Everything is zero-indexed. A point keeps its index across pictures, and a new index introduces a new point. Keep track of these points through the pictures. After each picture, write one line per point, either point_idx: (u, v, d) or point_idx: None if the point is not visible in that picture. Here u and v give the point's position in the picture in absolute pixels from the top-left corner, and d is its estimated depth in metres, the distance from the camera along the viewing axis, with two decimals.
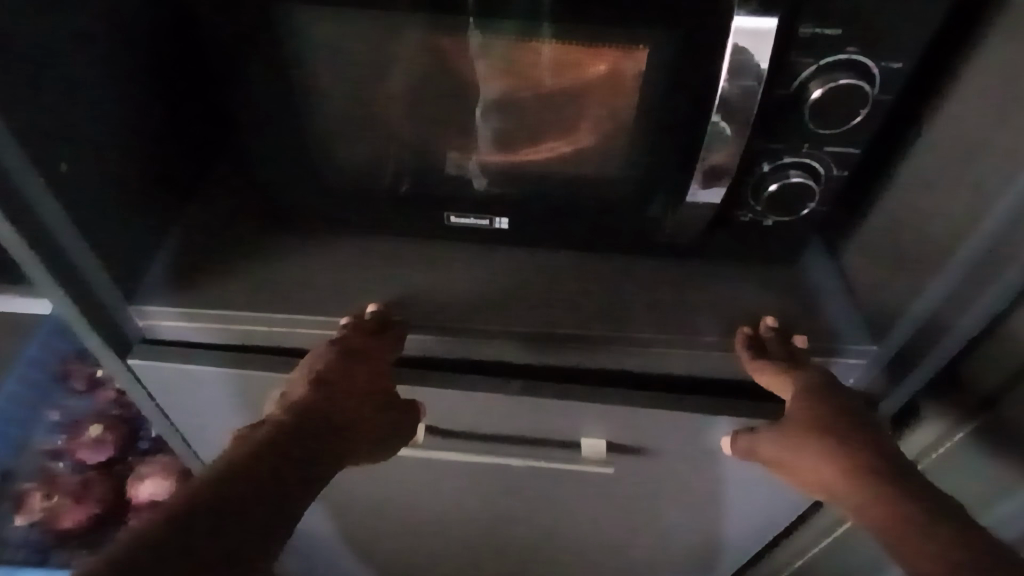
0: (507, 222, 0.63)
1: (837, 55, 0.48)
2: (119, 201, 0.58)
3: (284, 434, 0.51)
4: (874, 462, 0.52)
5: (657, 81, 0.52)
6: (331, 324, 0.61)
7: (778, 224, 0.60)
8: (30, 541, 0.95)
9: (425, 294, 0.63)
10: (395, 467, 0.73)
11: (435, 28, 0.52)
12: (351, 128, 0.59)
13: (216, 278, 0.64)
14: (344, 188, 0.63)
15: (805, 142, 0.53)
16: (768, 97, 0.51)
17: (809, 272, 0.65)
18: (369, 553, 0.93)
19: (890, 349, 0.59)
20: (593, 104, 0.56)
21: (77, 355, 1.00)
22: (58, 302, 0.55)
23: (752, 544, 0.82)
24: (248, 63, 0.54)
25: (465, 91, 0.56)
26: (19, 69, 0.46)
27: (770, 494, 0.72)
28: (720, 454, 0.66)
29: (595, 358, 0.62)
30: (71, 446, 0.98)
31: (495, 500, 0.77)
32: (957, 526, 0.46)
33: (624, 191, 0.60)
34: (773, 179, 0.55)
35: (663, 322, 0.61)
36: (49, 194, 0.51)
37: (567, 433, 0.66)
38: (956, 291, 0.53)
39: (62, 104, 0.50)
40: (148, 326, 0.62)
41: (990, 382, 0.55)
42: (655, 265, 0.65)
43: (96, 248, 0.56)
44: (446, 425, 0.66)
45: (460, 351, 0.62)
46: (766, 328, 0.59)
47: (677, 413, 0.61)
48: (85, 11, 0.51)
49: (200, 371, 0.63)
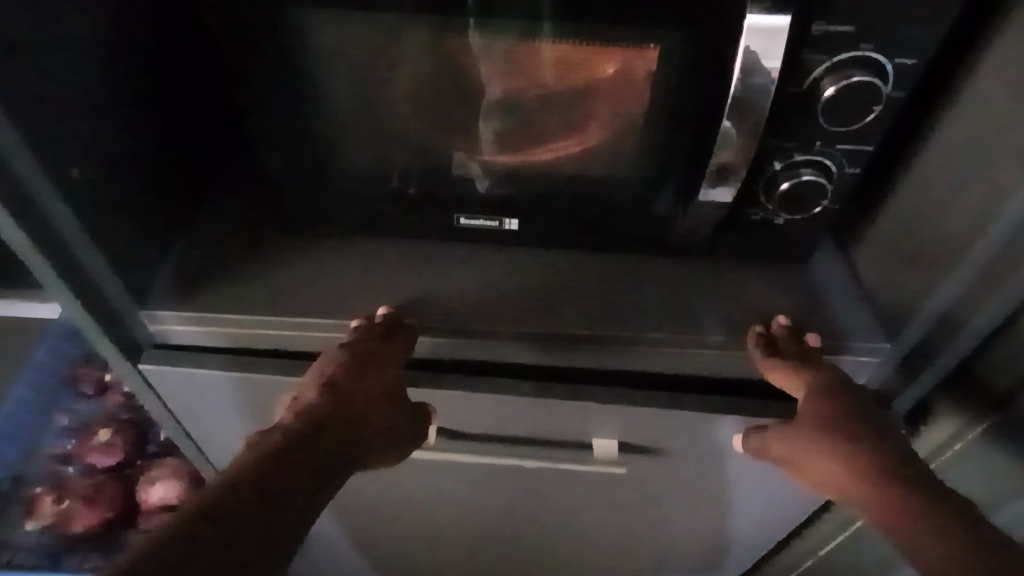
0: (517, 223, 0.63)
1: (851, 52, 0.48)
2: (128, 206, 0.58)
3: (295, 441, 0.51)
4: (888, 462, 0.51)
5: (668, 81, 0.52)
6: (341, 327, 0.61)
7: (790, 222, 0.60)
8: (41, 545, 0.95)
9: (434, 296, 0.62)
10: (406, 470, 0.73)
11: (441, 29, 0.52)
12: (360, 130, 0.59)
13: (227, 282, 0.63)
14: (352, 189, 0.62)
15: (818, 140, 0.53)
16: (780, 95, 0.50)
17: (820, 270, 0.65)
18: (380, 556, 0.93)
19: (903, 347, 0.59)
20: (604, 103, 0.56)
21: (84, 359, 1.01)
22: (69, 306, 0.55)
23: (763, 543, 0.81)
24: (256, 67, 0.54)
25: (473, 91, 0.56)
26: (29, 75, 0.46)
27: (781, 494, 0.72)
28: (730, 454, 0.66)
29: (604, 358, 0.61)
30: (80, 451, 0.98)
31: (505, 502, 0.77)
32: (971, 526, 0.46)
33: (633, 191, 0.60)
34: (785, 177, 0.55)
35: (674, 322, 0.61)
36: (59, 199, 0.50)
37: (577, 434, 0.65)
38: (969, 290, 0.53)
39: (71, 111, 0.51)
40: (159, 330, 0.62)
41: (1002, 381, 0.55)
42: (666, 264, 0.65)
43: (106, 252, 0.56)
44: (454, 427, 0.66)
45: (469, 353, 0.62)
46: (778, 326, 0.59)
47: (689, 413, 0.61)
48: (94, 17, 0.51)
49: (209, 376, 0.63)
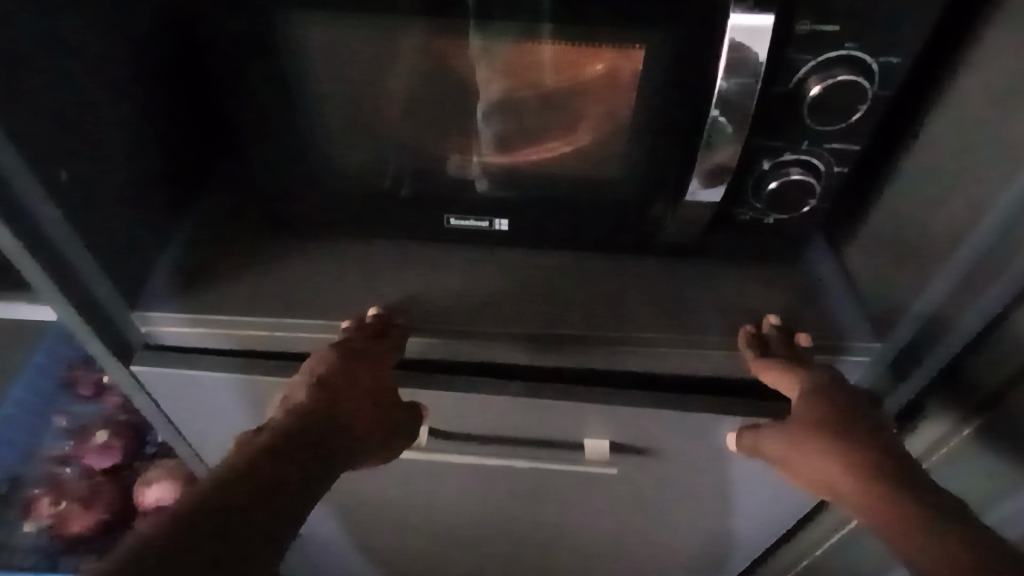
0: (507, 224, 0.63)
1: (835, 51, 0.48)
2: (120, 208, 0.58)
3: (286, 438, 0.51)
4: (878, 460, 0.51)
5: (655, 80, 0.52)
6: (332, 327, 0.61)
7: (779, 221, 0.60)
8: (38, 546, 0.96)
9: (426, 296, 0.63)
10: (399, 469, 0.73)
11: (431, 30, 0.52)
12: (351, 131, 0.59)
13: (219, 283, 0.64)
14: (343, 190, 0.62)
15: (805, 139, 0.53)
16: (766, 94, 0.50)
17: (812, 269, 0.65)
18: (377, 555, 0.93)
19: (893, 346, 0.59)
20: (592, 103, 0.56)
21: (83, 361, 1.02)
22: (60, 309, 0.55)
23: (760, 543, 0.81)
24: (245, 67, 0.54)
25: (465, 91, 0.56)
26: (18, 76, 0.47)
27: (774, 494, 0.71)
28: (723, 453, 0.66)
29: (595, 358, 0.61)
30: (77, 452, 0.98)
31: (500, 501, 0.77)
32: (960, 524, 0.46)
33: (623, 191, 0.60)
34: (773, 176, 0.55)
35: (665, 322, 0.61)
36: (49, 201, 0.51)
37: (569, 433, 0.65)
38: (959, 288, 0.53)
39: (60, 112, 0.51)
40: (151, 333, 0.63)
41: (993, 379, 0.55)
42: (658, 264, 0.65)
43: (96, 252, 0.56)
44: (446, 427, 0.67)
45: (460, 353, 0.62)
46: (769, 326, 0.59)
47: (680, 412, 0.61)
48: (83, 18, 0.52)
49: (201, 377, 0.63)
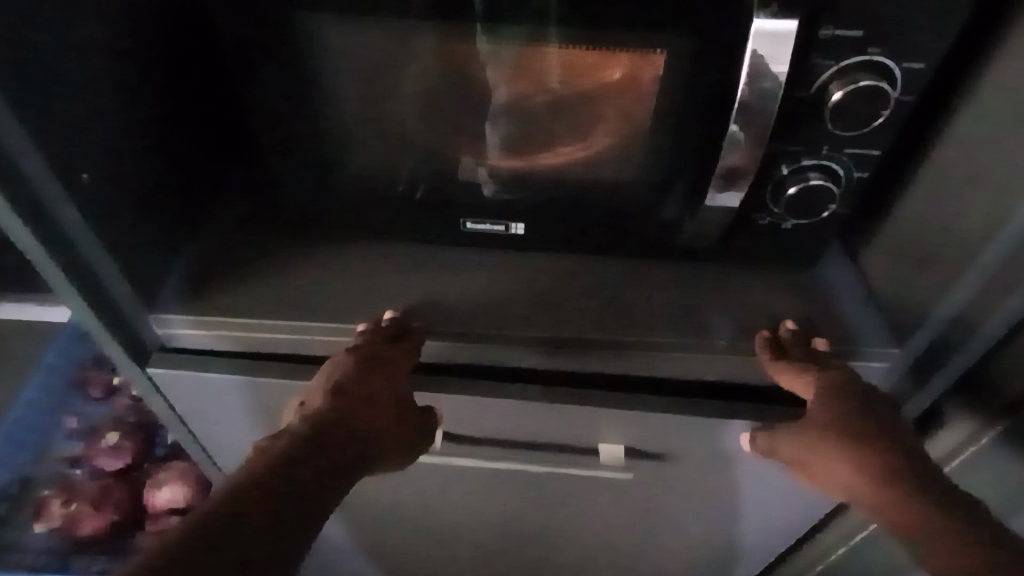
0: (523, 227, 0.63)
1: (858, 56, 0.48)
2: (136, 208, 0.58)
3: (303, 444, 0.51)
4: (896, 465, 0.51)
5: (674, 84, 0.52)
6: (348, 331, 0.61)
7: (797, 227, 0.60)
8: (49, 548, 0.94)
9: (441, 299, 0.62)
10: (411, 473, 0.73)
11: (447, 34, 0.51)
12: (366, 133, 0.59)
13: (234, 286, 0.64)
14: (359, 193, 0.62)
15: (825, 144, 0.53)
16: (787, 99, 0.50)
17: (828, 273, 0.65)
18: (386, 559, 0.93)
19: (912, 352, 0.59)
20: (609, 106, 0.56)
21: (94, 361, 1.04)
22: (79, 309, 0.56)
23: (777, 544, 0.80)
24: (261, 70, 0.54)
25: (481, 93, 0.56)
26: (35, 78, 0.47)
27: (787, 498, 0.71)
28: (737, 458, 0.65)
29: (612, 364, 0.61)
30: (89, 453, 0.99)
31: (514, 504, 0.77)
32: (981, 530, 0.46)
33: (640, 194, 0.60)
34: (792, 182, 0.55)
35: (681, 326, 0.61)
36: (69, 201, 0.51)
37: (585, 438, 0.65)
38: (980, 297, 0.53)
39: (77, 114, 0.51)
40: (167, 334, 0.63)
41: (1012, 385, 0.55)
42: (672, 268, 0.65)
43: (113, 253, 0.56)
44: (460, 431, 0.66)
45: (476, 356, 0.62)
46: (786, 331, 0.58)
47: (697, 418, 0.60)
48: (101, 21, 0.52)
49: (216, 379, 0.63)
